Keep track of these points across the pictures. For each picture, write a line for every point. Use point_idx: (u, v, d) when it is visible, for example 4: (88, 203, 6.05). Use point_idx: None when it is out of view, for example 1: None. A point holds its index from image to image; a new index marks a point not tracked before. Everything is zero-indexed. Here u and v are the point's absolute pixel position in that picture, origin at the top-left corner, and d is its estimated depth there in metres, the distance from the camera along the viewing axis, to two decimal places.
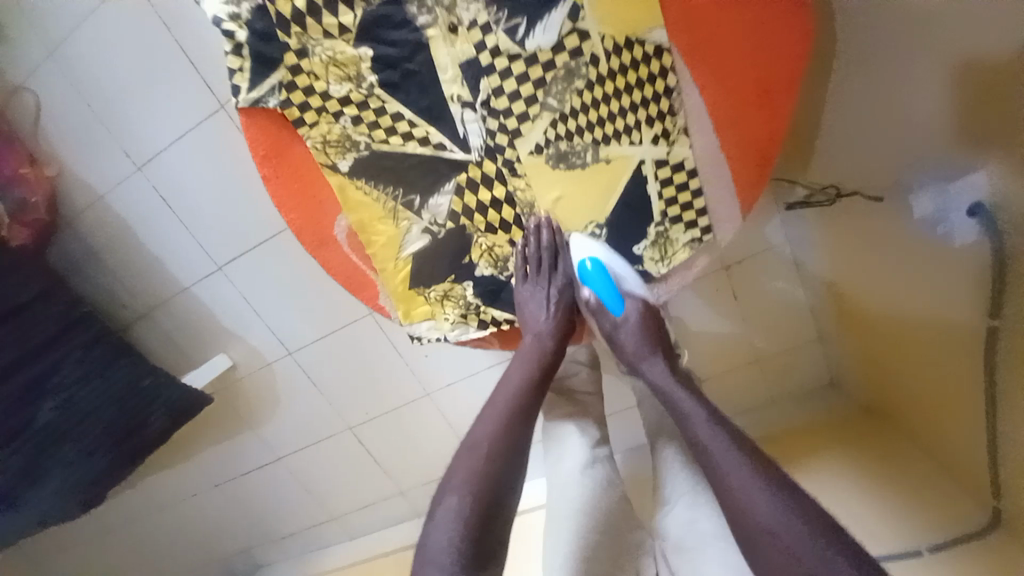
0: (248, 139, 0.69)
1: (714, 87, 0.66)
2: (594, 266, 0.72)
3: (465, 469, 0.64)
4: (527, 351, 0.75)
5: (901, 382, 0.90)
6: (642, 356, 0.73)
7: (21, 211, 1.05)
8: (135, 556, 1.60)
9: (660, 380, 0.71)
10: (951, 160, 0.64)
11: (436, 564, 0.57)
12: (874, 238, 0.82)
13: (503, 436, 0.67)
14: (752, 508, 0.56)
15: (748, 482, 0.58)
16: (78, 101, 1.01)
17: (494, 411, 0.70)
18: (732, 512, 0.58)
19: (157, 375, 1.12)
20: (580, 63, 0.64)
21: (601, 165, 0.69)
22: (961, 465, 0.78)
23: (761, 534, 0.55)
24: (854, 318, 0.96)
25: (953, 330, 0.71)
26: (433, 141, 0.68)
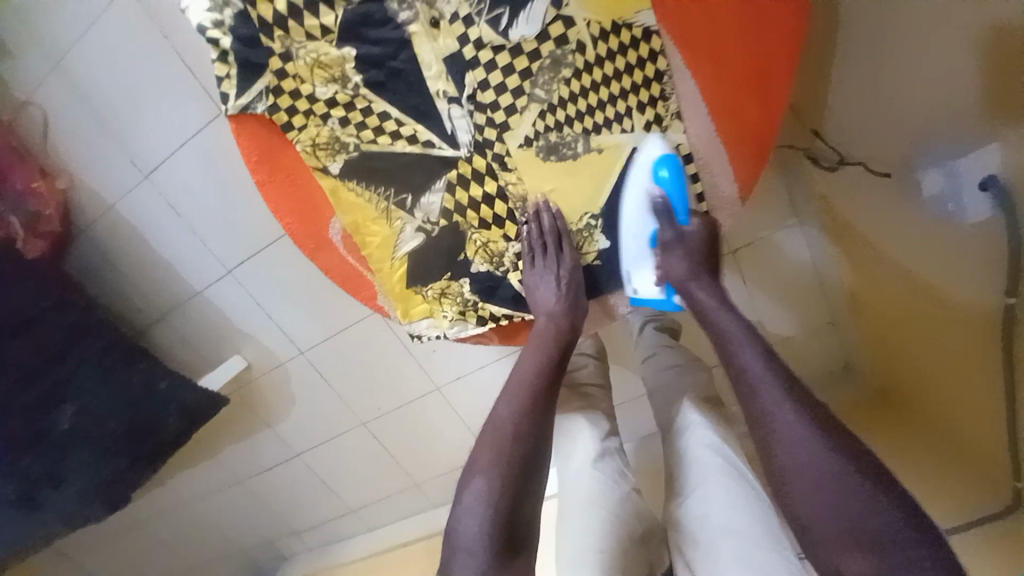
0: (241, 144, 0.69)
1: (707, 70, 0.64)
2: (672, 173, 0.66)
3: (489, 452, 0.61)
4: (543, 333, 0.71)
5: (914, 366, 0.88)
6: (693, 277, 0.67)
7: (37, 224, 1.08)
8: (166, 550, 1.67)
9: (711, 303, 0.65)
10: (962, 134, 0.61)
11: (470, 552, 0.56)
12: (886, 214, 0.78)
13: (529, 417, 0.63)
14: (802, 462, 0.50)
15: (798, 435, 0.52)
16: (82, 113, 1.03)
17: (514, 392, 0.66)
18: (773, 464, 0.53)
19: (173, 378, 1.16)
20: (566, 51, 0.62)
21: (593, 155, 0.67)
22: (978, 448, 0.76)
23: (808, 489, 0.50)
24: (867, 302, 0.93)
25: (974, 310, 0.68)
26: (422, 139, 0.67)
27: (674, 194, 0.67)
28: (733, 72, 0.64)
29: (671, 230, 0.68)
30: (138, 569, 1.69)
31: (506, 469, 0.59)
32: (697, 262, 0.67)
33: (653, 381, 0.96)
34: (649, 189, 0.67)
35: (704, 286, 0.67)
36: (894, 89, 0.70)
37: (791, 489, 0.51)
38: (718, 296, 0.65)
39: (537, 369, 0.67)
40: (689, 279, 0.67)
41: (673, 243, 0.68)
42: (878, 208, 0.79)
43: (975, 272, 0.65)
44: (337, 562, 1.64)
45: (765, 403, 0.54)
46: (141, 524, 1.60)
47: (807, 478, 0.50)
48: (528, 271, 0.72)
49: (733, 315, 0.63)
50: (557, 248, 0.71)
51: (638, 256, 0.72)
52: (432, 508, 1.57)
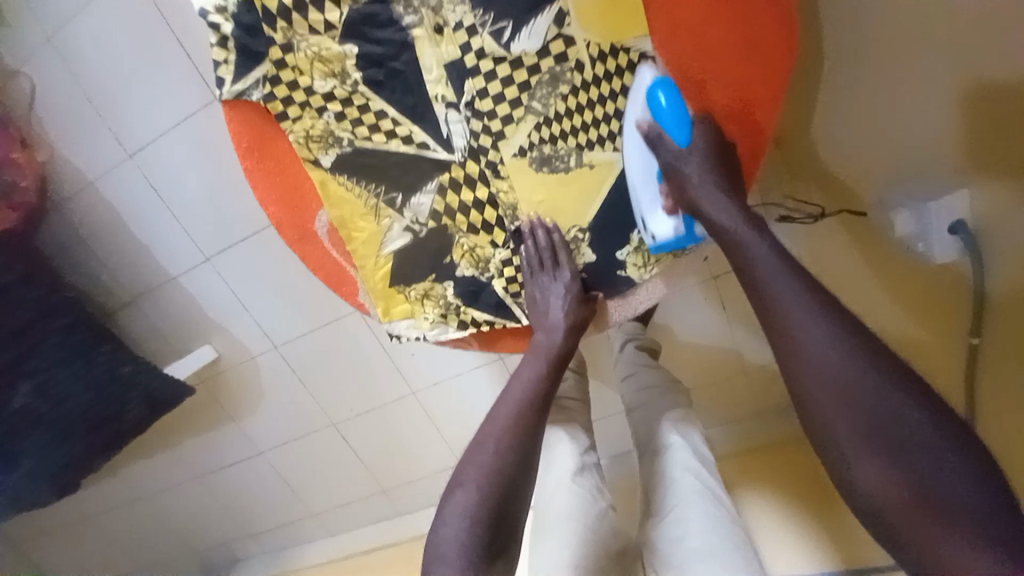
0: (231, 130, 0.69)
1: (697, 95, 0.66)
2: (669, 98, 0.62)
3: (475, 464, 0.61)
4: (540, 346, 0.71)
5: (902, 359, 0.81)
6: (706, 192, 0.61)
7: (11, 194, 1.04)
8: (114, 544, 1.60)
9: (728, 219, 0.59)
10: (932, 182, 0.72)
11: (447, 560, 0.56)
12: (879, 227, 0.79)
13: (519, 431, 0.63)
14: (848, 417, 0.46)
15: (845, 405, 0.46)
16: (72, 87, 1.01)
17: (509, 403, 0.65)
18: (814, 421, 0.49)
19: (138, 364, 1.12)
20: (565, 68, 0.64)
21: (584, 170, 0.68)
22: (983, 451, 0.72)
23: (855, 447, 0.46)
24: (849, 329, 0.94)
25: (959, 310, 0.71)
26: (417, 140, 0.68)
27: (666, 118, 0.62)
28: (721, 98, 0.66)
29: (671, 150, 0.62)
30: (84, 563, 1.62)
31: (491, 481, 0.59)
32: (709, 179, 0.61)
33: (632, 398, 0.97)
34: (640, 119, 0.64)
35: (717, 202, 0.60)
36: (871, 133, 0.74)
37: (839, 460, 0.47)
38: (738, 212, 0.59)
39: (533, 384, 0.67)
40: (700, 198, 0.61)
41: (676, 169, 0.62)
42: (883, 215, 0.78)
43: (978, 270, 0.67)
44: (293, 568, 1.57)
45: (808, 357, 0.49)
46: (93, 514, 1.54)
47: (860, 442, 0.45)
48: (530, 281, 0.72)
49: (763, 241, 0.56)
50: (557, 262, 0.72)
51: (648, 192, 0.67)
52: (397, 517, 1.52)
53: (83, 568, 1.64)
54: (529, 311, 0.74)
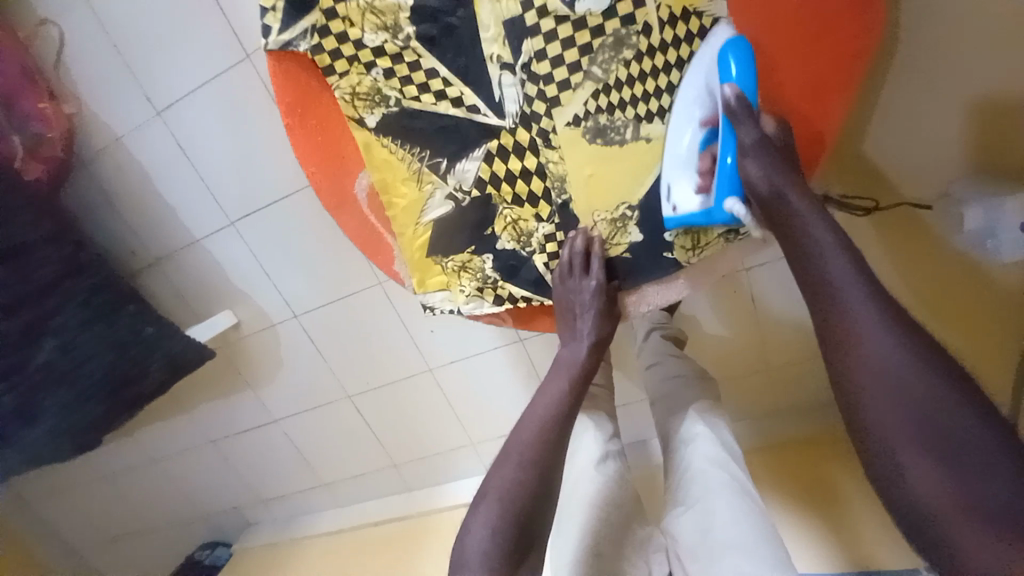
0: (274, 84, 0.66)
1: (765, 71, 0.62)
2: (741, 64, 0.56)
3: (499, 477, 0.58)
4: (564, 360, 0.70)
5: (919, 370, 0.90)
6: (775, 177, 0.54)
7: (38, 148, 1.02)
8: (127, 502, 1.62)
9: (800, 209, 0.52)
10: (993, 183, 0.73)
11: (470, 566, 0.54)
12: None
13: (542, 447, 0.60)
14: (894, 400, 0.42)
15: (891, 389, 0.42)
16: (104, 38, 0.98)
17: (531, 420, 0.62)
18: (848, 399, 0.45)
19: (161, 325, 1.11)
20: (631, 32, 0.60)
21: (640, 143, 0.65)
22: None
23: (892, 434, 0.42)
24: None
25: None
26: (467, 103, 0.65)
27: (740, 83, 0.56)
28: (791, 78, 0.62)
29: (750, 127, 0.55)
30: (98, 517, 1.65)
31: (514, 493, 0.57)
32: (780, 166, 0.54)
33: (656, 389, 0.95)
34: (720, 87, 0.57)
35: (790, 190, 0.54)
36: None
37: (871, 444, 0.43)
38: (808, 204, 0.53)
39: (555, 401, 0.64)
40: (772, 186, 0.54)
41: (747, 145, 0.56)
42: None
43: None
44: (301, 536, 1.58)
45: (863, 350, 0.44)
46: (110, 471, 1.57)
47: (899, 428, 0.41)
48: (560, 286, 0.70)
49: (824, 225, 0.51)
50: (588, 267, 0.69)
51: (682, 163, 0.64)
52: (406, 492, 1.52)
53: (98, 524, 1.67)
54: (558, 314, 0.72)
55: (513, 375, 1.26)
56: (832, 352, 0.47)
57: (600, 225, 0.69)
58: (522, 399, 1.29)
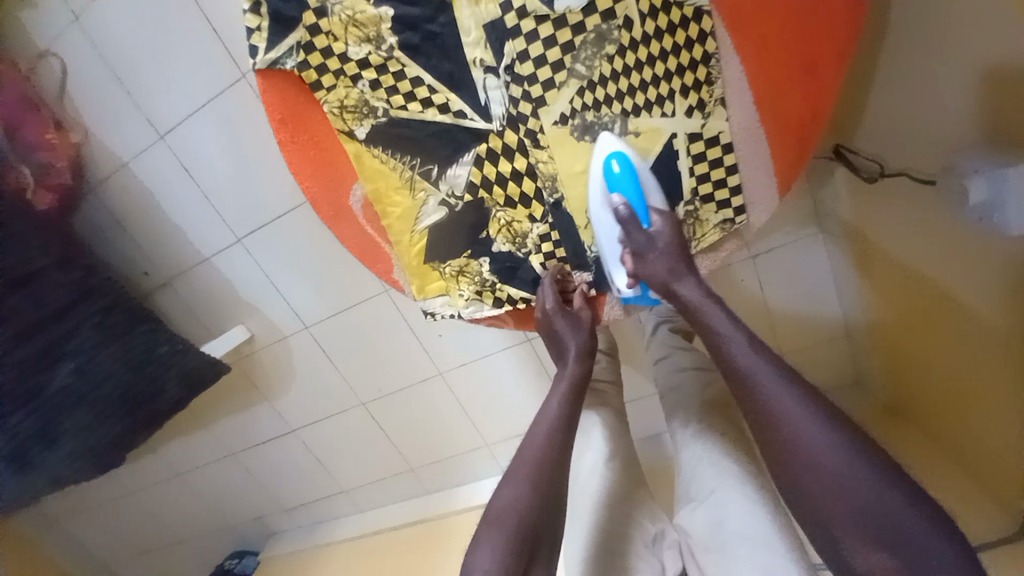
0: (265, 101, 0.68)
1: (754, 54, 0.61)
2: (623, 167, 0.63)
3: (509, 498, 0.58)
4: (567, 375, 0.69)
5: (921, 360, 0.84)
6: (674, 273, 0.61)
7: (46, 175, 1.06)
8: (155, 515, 1.67)
9: (697, 299, 0.59)
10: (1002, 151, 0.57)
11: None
12: (907, 249, 0.77)
13: (547, 468, 0.60)
14: (807, 447, 0.48)
15: (797, 445, 0.49)
16: (103, 67, 1.01)
17: (537, 434, 0.63)
18: (772, 442, 0.51)
19: (175, 343, 1.14)
20: (613, 26, 0.60)
21: (629, 138, 0.64)
22: (988, 452, 0.73)
23: (812, 475, 0.48)
24: (890, 338, 0.90)
25: (990, 342, 0.67)
26: (454, 108, 0.66)
27: (633, 195, 0.63)
28: (783, 59, 0.61)
29: (642, 234, 0.63)
30: (129, 531, 1.71)
31: (527, 510, 0.57)
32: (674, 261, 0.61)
33: (663, 381, 0.95)
34: (609, 199, 0.64)
35: (686, 281, 0.61)
36: (923, 93, 0.69)
37: (795, 484, 0.49)
38: (705, 291, 0.59)
39: (557, 411, 0.65)
40: (670, 280, 0.61)
41: (645, 247, 0.63)
42: (902, 225, 0.76)
43: (996, 287, 0.62)
44: (324, 542, 1.60)
45: (771, 409, 0.51)
46: (137, 486, 1.61)
47: (816, 471, 0.47)
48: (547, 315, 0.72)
49: (722, 310, 0.57)
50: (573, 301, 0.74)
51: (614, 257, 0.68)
52: (424, 495, 1.54)
53: (129, 538, 1.72)
54: (551, 342, 0.74)
55: (522, 375, 1.27)
56: (749, 412, 0.52)
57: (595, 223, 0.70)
58: (532, 398, 1.30)
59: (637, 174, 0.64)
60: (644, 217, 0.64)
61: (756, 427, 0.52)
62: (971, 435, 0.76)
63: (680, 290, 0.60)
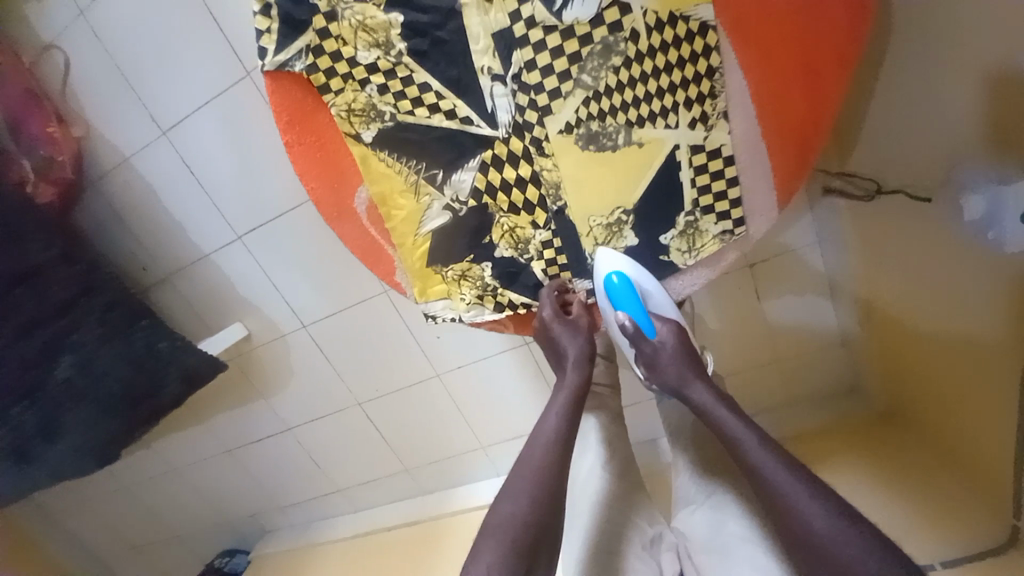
0: (273, 103, 0.68)
1: (758, 66, 0.62)
2: (623, 280, 0.69)
3: (509, 513, 0.58)
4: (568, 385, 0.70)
5: (918, 390, 0.86)
6: (684, 378, 0.67)
7: (48, 170, 1.06)
8: (147, 511, 1.66)
9: (708, 402, 0.64)
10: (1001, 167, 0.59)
11: None
12: (910, 260, 0.77)
13: (548, 484, 0.60)
14: (808, 519, 0.52)
15: (797, 516, 0.52)
16: (108, 63, 1.01)
17: (538, 445, 0.64)
18: (775, 507, 0.54)
19: (174, 339, 1.13)
20: (619, 38, 0.61)
21: (633, 148, 0.65)
22: (979, 479, 0.76)
23: (810, 545, 0.51)
24: (887, 348, 0.91)
25: (985, 357, 0.68)
26: (460, 114, 0.66)
27: (637, 312, 0.70)
28: (786, 71, 0.62)
29: (649, 346, 0.70)
30: (120, 527, 1.70)
31: (528, 518, 0.57)
32: (683, 367, 0.67)
33: (661, 387, 0.96)
34: (615, 316, 0.70)
35: (697, 385, 0.66)
36: (923, 110, 0.70)
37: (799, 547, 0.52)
38: (715, 393, 0.65)
39: (559, 420, 0.66)
40: (682, 385, 0.67)
41: (653, 358, 0.70)
42: (905, 238, 0.77)
43: (993, 320, 0.65)
44: (318, 541, 1.59)
45: (772, 482, 0.55)
46: (131, 482, 1.61)
47: (814, 536, 0.51)
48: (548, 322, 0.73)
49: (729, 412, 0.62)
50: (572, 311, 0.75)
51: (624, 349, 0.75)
52: (420, 496, 1.54)
53: (120, 534, 1.71)
54: (551, 348, 0.75)
55: (519, 378, 1.27)
56: (756, 487, 0.57)
57: (598, 230, 0.70)
58: (528, 401, 1.30)
59: (637, 290, 0.70)
60: (650, 328, 0.71)
61: (761, 494, 0.57)
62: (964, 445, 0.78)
63: (691, 394, 0.66)
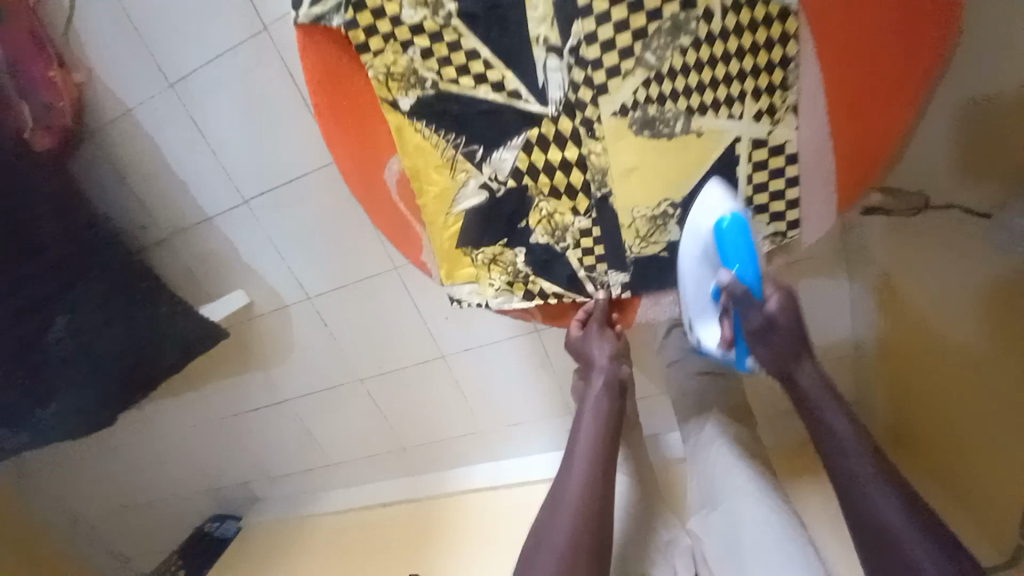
0: (305, 61, 0.64)
1: (836, 61, 0.58)
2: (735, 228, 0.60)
3: (560, 528, 0.61)
4: (596, 394, 0.74)
5: (930, 383, 0.81)
6: (792, 362, 0.63)
7: (47, 118, 0.99)
8: (135, 474, 1.64)
9: (819, 393, 0.62)
10: None
11: None
12: (944, 254, 0.71)
13: (596, 495, 0.63)
14: (882, 500, 0.54)
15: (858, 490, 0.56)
16: (115, 6, 0.94)
17: (575, 474, 0.65)
18: (838, 481, 0.58)
19: (175, 304, 1.09)
20: (691, 17, 0.56)
21: (689, 137, 0.61)
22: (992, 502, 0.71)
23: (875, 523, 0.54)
24: (906, 358, 0.86)
25: (999, 363, 0.64)
26: (509, 87, 0.61)
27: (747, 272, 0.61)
28: (870, 66, 0.58)
29: (759, 314, 0.61)
30: (107, 490, 1.68)
31: (577, 528, 0.61)
32: (797, 349, 0.62)
33: (675, 384, 0.95)
34: (718, 274, 0.63)
35: (806, 368, 0.63)
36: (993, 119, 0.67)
37: (860, 520, 0.56)
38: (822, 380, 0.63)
39: (594, 438, 0.69)
40: (792, 368, 0.63)
41: (759, 330, 0.62)
42: (941, 224, 0.71)
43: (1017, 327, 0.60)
44: (310, 514, 1.58)
45: (850, 468, 0.57)
46: (119, 445, 1.58)
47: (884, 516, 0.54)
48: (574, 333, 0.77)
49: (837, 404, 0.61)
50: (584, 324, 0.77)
51: (703, 314, 0.70)
52: (414, 475, 1.52)
53: (106, 496, 1.69)
54: (579, 359, 0.78)
55: (525, 366, 1.25)
56: (832, 470, 0.59)
57: (641, 221, 0.66)
58: (533, 390, 1.28)
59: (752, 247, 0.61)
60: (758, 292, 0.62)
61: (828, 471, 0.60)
62: (976, 471, 0.73)
63: (801, 376, 0.63)
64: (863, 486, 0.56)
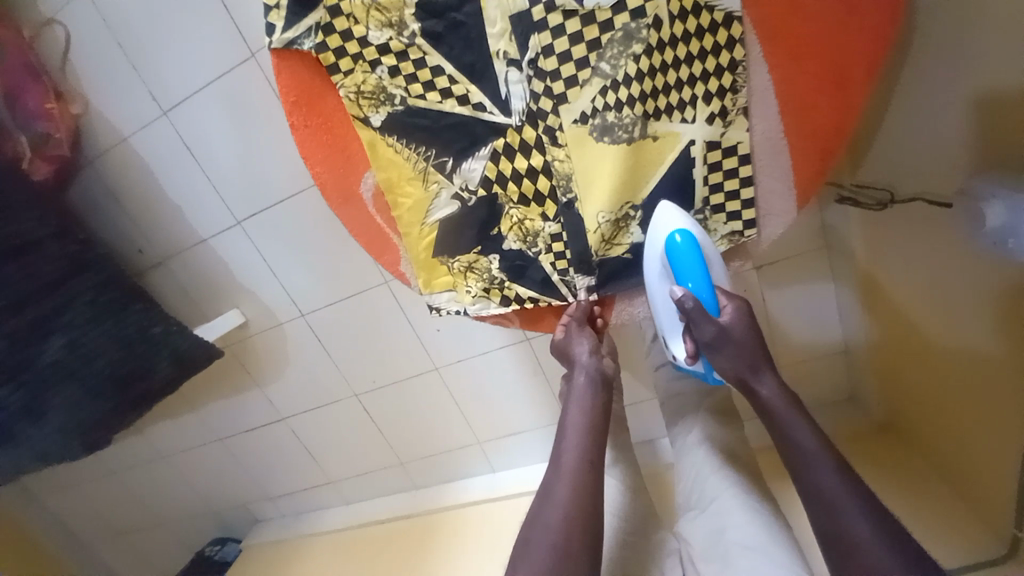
0: (280, 83, 0.67)
1: (783, 63, 0.61)
2: (687, 240, 0.63)
3: (547, 530, 0.59)
4: (580, 389, 0.72)
5: (919, 384, 0.80)
6: (752, 372, 0.63)
7: (44, 146, 1.04)
8: (135, 497, 1.64)
9: (778, 403, 0.61)
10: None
11: None
12: (919, 254, 0.71)
13: (585, 494, 0.62)
14: (851, 515, 0.52)
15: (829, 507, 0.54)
16: (107, 41, 0.99)
17: (564, 470, 0.64)
18: (808, 492, 0.56)
19: (168, 324, 1.11)
20: (641, 25, 0.59)
21: (647, 141, 0.63)
22: (988, 500, 0.71)
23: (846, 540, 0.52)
24: (892, 355, 0.85)
25: (994, 365, 0.63)
26: (473, 100, 0.64)
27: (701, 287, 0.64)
28: (815, 66, 0.61)
29: (712, 326, 0.62)
30: (108, 513, 1.68)
31: (562, 529, 0.59)
32: (751, 360, 0.62)
33: (664, 389, 0.97)
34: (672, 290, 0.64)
35: (767, 379, 0.62)
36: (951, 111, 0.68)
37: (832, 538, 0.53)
38: (783, 393, 0.62)
39: (581, 434, 0.67)
40: (750, 377, 0.63)
41: (717, 339, 0.62)
42: (910, 223, 0.71)
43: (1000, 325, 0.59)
44: (310, 533, 1.57)
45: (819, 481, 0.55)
46: (120, 468, 1.59)
47: (854, 532, 0.51)
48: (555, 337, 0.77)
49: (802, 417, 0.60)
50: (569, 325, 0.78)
51: (672, 328, 0.71)
52: (413, 490, 1.52)
53: (108, 519, 1.69)
54: (562, 358, 0.77)
55: (517, 375, 1.25)
56: (802, 485, 0.57)
57: (604, 225, 0.68)
58: (526, 399, 1.29)
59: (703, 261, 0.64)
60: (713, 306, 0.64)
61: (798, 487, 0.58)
62: (978, 476, 0.72)
63: (762, 388, 0.62)
64: (833, 498, 0.54)
